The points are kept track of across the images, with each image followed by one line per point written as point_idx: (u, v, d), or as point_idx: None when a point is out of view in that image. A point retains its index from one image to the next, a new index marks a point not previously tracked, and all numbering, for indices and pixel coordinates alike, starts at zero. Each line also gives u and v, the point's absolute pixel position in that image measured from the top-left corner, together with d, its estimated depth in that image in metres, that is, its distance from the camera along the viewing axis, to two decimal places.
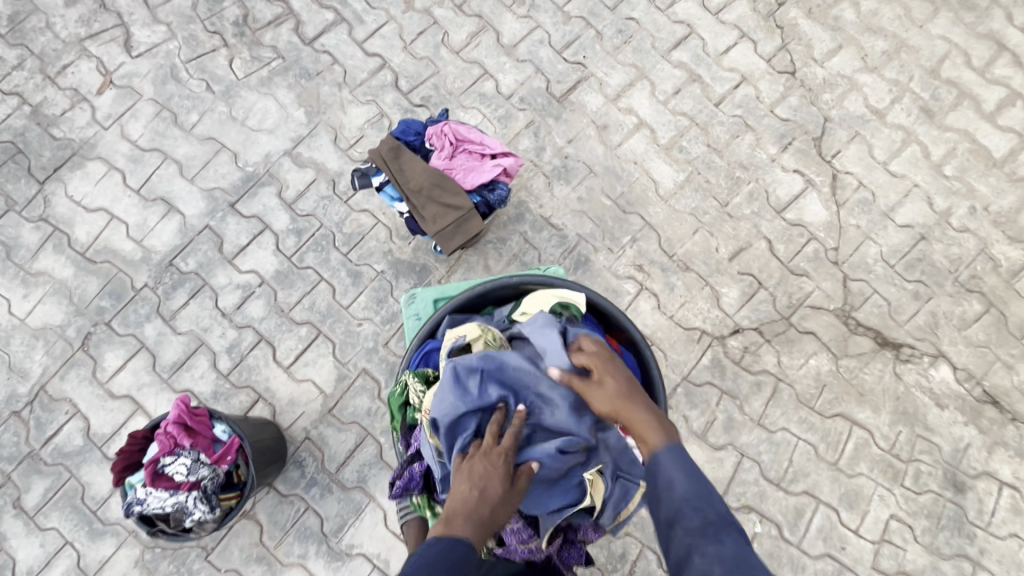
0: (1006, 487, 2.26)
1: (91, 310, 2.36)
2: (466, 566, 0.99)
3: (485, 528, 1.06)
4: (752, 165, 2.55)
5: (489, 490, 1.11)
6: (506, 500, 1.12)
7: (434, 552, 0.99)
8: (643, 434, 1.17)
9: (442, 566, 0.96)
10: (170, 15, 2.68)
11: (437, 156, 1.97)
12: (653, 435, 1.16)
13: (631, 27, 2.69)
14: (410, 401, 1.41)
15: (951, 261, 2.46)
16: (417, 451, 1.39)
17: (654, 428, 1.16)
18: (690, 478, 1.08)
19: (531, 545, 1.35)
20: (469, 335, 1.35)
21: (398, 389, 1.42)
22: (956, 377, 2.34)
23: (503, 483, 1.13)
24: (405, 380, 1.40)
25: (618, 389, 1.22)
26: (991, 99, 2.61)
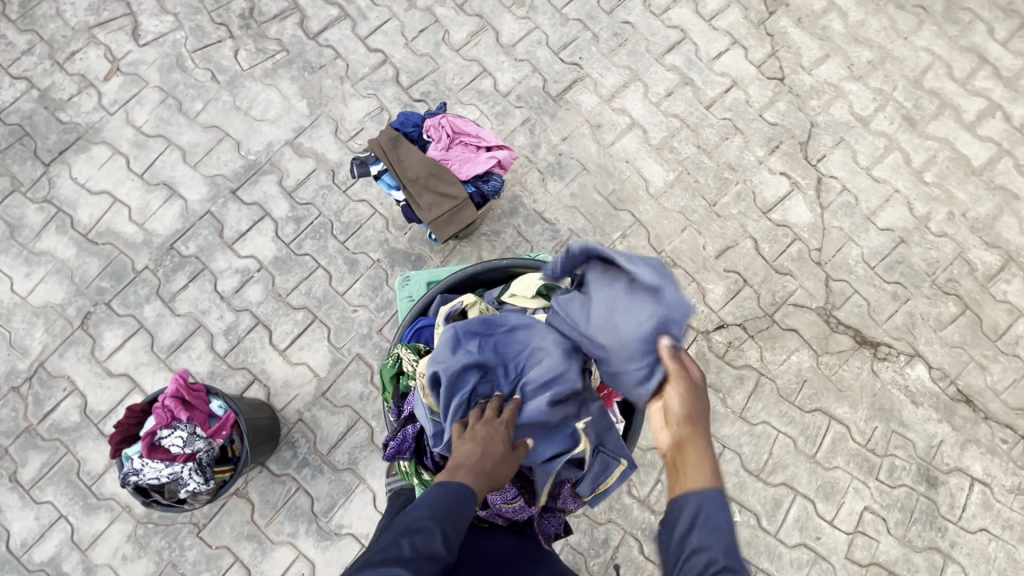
0: (977, 483, 2.34)
1: (92, 290, 2.41)
2: (467, 512, 1.08)
3: (487, 481, 1.13)
4: (740, 166, 2.63)
5: (491, 447, 1.17)
6: (507, 458, 1.18)
7: (434, 497, 1.08)
8: (697, 464, 1.13)
9: (442, 507, 1.06)
10: (178, 6, 2.75)
11: (435, 147, 2.04)
12: (707, 473, 1.12)
13: (626, 31, 2.77)
14: (403, 370, 1.47)
15: (929, 264, 2.54)
16: (409, 415, 1.44)
17: (711, 467, 1.13)
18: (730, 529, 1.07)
19: (515, 505, 1.39)
20: (465, 302, 1.46)
21: (392, 359, 1.48)
22: (932, 375, 2.42)
23: (504, 444, 1.19)
24: (398, 352, 1.46)
25: (700, 407, 1.20)
26: (972, 110, 2.71)
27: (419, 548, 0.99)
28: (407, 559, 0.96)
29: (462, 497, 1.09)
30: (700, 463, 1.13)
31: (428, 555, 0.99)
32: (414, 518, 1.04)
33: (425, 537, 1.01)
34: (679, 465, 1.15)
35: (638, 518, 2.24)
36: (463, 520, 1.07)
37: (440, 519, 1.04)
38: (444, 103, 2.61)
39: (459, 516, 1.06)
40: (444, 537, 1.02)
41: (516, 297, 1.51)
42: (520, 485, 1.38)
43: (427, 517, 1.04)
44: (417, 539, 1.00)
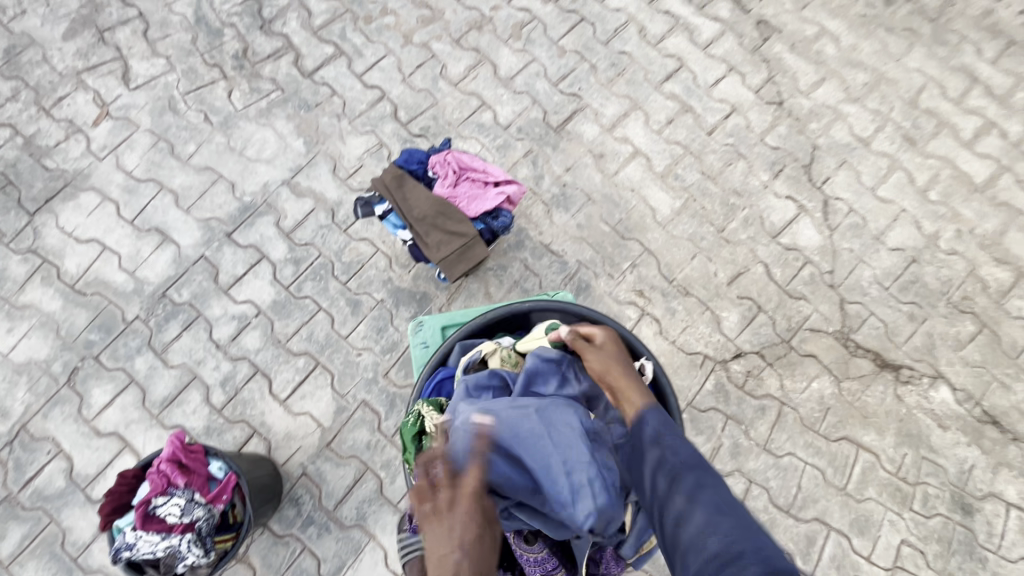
0: (1013, 509, 2.25)
1: (79, 344, 2.28)
2: None
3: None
4: (745, 191, 2.60)
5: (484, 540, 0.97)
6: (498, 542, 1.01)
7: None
8: (626, 400, 1.26)
9: None
10: (169, 48, 2.71)
11: (441, 184, 1.97)
12: (642, 398, 1.25)
13: (623, 61, 2.77)
14: (425, 430, 1.34)
15: (942, 283, 2.51)
16: None
17: (642, 395, 1.26)
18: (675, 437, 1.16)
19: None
20: (485, 350, 1.42)
21: (411, 417, 1.36)
22: (956, 397, 2.36)
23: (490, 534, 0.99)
24: (419, 410, 1.35)
25: (615, 355, 1.34)
26: (968, 128, 2.73)
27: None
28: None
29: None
30: (633, 395, 1.26)
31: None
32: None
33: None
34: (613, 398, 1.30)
35: None
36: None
37: None
38: (446, 137, 2.58)
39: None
40: None
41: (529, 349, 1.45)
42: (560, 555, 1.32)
43: None
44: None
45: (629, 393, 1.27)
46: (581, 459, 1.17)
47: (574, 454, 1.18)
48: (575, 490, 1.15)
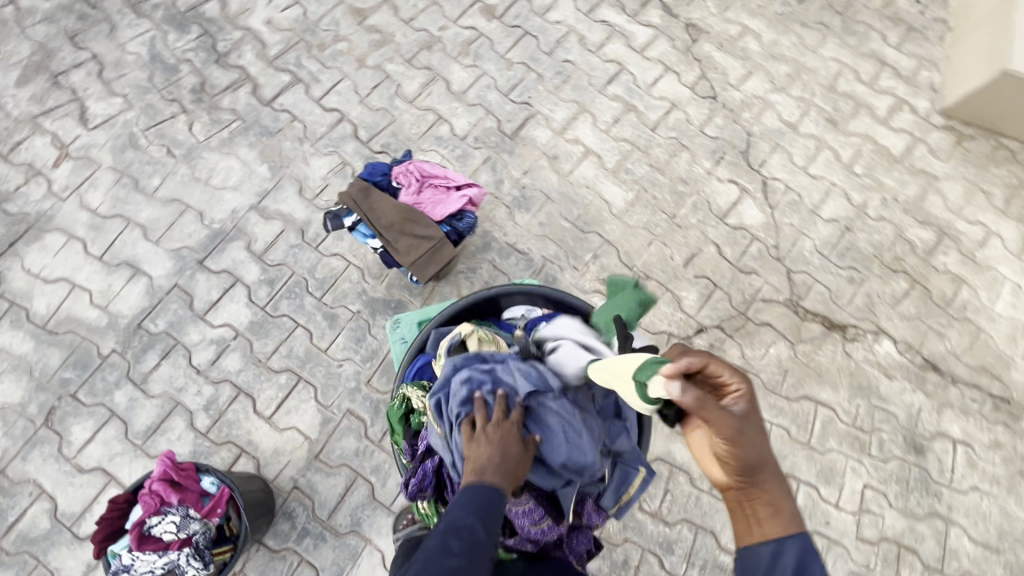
0: (959, 444, 2.45)
1: (54, 383, 2.27)
2: (496, 512, 1.11)
3: (516, 482, 1.18)
4: (691, 179, 2.80)
5: (511, 446, 1.19)
6: (525, 456, 1.21)
7: (483, 497, 1.12)
8: (769, 513, 1.16)
9: (486, 509, 1.11)
10: (126, 87, 2.76)
11: (405, 193, 2.09)
12: (787, 513, 1.16)
13: (567, 69, 2.96)
14: (412, 409, 1.45)
15: (875, 247, 2.75)
16: (426, 450, 1.41)
17: (786, 511, 1.16)
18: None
19: (543, 526, 1.36)
20: (463, 331, 1.45)
21: (398, 401, 1.47)
22: (898, 348, 2.58)
23: (528, 451, 1.22)
24: (404, 392, 1.44)
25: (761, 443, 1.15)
26: (883, 107, 3.01)
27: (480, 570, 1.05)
28: (457, 551, 1.05)
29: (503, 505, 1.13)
30: (774, 506, 1.16)
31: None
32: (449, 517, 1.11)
33: (467, 534, 1.08)
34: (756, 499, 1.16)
35: (653, 533, 2.26)
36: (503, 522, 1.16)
37: (481, 517, 1.10)
38: (407, 150, 2.69)
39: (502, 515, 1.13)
40: (487, 529, 1.10)
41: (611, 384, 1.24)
42: (546, 505, 1.36)
43: (468, 516, 1.10)
44: (462, 535, 1.07)
45: (775, 504, 1.16)
46: (567, 408, 1.29)
47: (561, 404, 1.29)
48: (571, 438, 1.26)
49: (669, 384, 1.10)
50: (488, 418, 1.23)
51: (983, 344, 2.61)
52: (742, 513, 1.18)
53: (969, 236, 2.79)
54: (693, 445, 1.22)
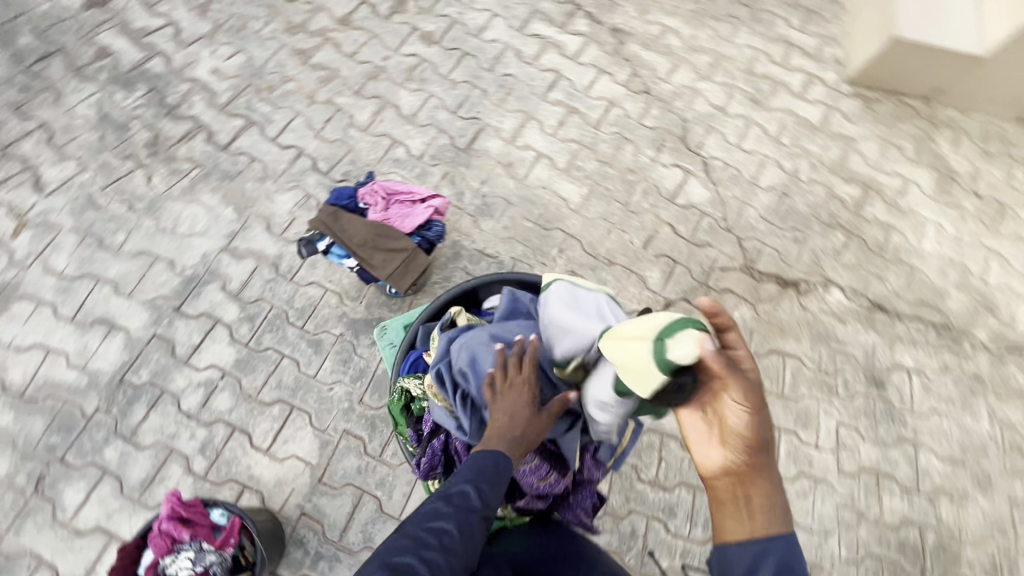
0: (914, 373, 2.68)
1: (40, 450, 2.23)
2: (499, 477, 1.24)
3: (524, 448, 1.29)
4: (638, 168, 3.01)
5: (519, 415, 1.28)
6: (536, 421, 1.29)
7: (484, 463, 1.25)
8: (760, 498, 1.15)
9: (485, 476, 1.24)
10: (78, 149, 2.77)
11: (373, 212, 2.19)
12: (779, 507, 1.14)
13: (509, 82, 3.15)
14: (412, 398, 1.54)
15: (811, 207, 3.00)
16: (432, 432, 1.49)
17: (779, 505, 1.14)
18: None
19: (550, 480, 1.44)
20: (453, 312, 1.57)
21: (397, 393, 1.55)
22: (846, 295, 2.81)
23: (545, 418, 1.30)
24: (403, 384, 1.53)
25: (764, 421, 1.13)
26: (797, 82, 3.31)
27: (466, 533, 1.16)
28: (447, 514, 1.18)
29: (500, 474, 1.24)
30: (770, 504, 1.14)
31: (453, 558, 1.12)
32: (448, 483, 1.24)
33: (459, 497, 1.21)
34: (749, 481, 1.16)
35: (655, 500, 2.37)
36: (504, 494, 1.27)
37: (475, 482, 1.23)
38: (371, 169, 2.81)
39: (502, 480, 1.24)
40: (479, 493, 1.22)
41: (622, 355, 1.15)
42: (550, 461, 1.44)
43: (462, 483, 1.23)
44: (456, 499, 1.21)
45: (770, 496, 1.15)
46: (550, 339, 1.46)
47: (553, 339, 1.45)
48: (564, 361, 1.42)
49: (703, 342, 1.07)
50: (506, 383, 1.32)
51: (919, 280, 2.88)
52: (730, 496, 1.17)
53: (890, 186, 3.08)
54: (691, 420, 1.20)
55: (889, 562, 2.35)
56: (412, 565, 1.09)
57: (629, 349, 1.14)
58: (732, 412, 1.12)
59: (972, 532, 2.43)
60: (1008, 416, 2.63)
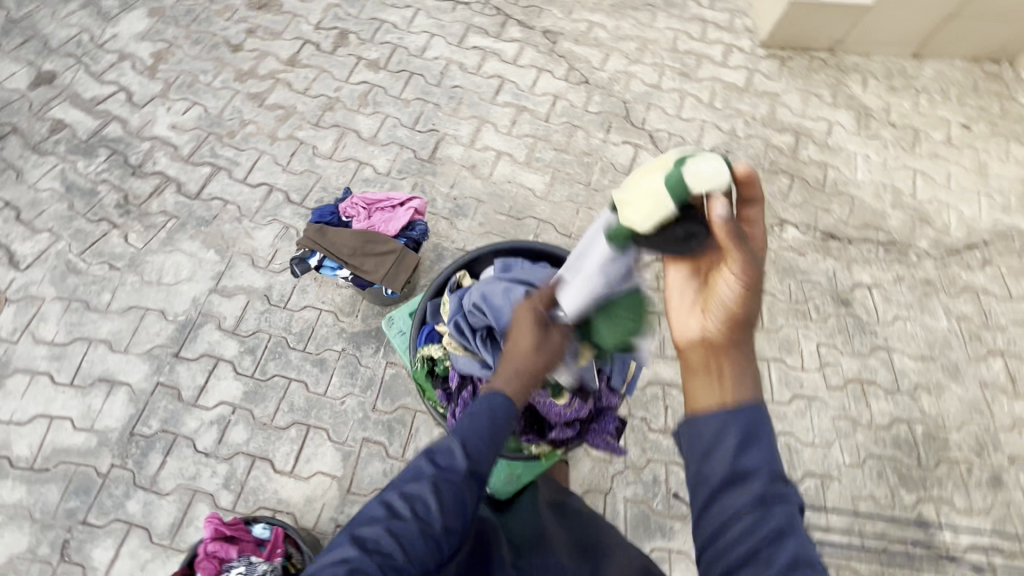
0: (873, 288, 2.93)
1: (60, 516, 2.21)
2: (506, 413, 1.26)
3: (530, 376, 1.31)
4: (592, 150, 3.22)
5: (530, 349, 1.32)
6: (544, 354, 1.33)
7: (476, 409, 1.26)
8: (733, 369, 1.09)
9: (489, 415, 1.25)
10: (49, 221, 2.79)
11: (357, 222, 2.31)
12: (753, 382, 1.09)
13: (458, 93, 3.35)
14: (435, 364, 1.66)
15: (753, 159, 3.27)
16: (460, 387, 1.62)
17: (753, 380, 1.09)
18: (768, 448, 1.05)
19: (574, 407, 1.55)
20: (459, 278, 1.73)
21: (420, 362, 1.67)
22: (800, 231, 3.06)
23: (552, 338, 1.35)
24: (425, 353, 1.65)
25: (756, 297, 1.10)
26: (718, 53, 3.63)
27: (438, 492, 1.16)
28: (423, 473, 1.19)
29: (488, 425, 1.24)
30: (742, 375, 1.09)
31: (428, 521, 1.14)
32: (436, 440, 1.25)
33: (441, 455, 1.21)
34: (728, 352, 1.10)
35: (669, 447, 2.50)
36: (502, 444, 1.26)
37: (461, 436, 1.23)
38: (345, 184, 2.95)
39: (496, 420, 1.24)
40: (462, 448, 1.21)
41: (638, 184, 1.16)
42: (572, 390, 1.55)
43: (449, 437, 1.24)
44: (438, 457, 1.21)
45: (743, 367, 1.09)
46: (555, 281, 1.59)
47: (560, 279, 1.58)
48: None
49: (714, 204, 1.07)
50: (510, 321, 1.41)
51: (859, 206, 3.17)
52: (704, 366, 1.11)
53: (817, 130, 3.39)
54: (680, 292, 1.20)
55: (888, 458, 2.54)
56: (379, 534, 1.10)
57: (643, 180, 1.16)
58: (724, 284, 1.10)
59: (954, 418, 2.65)
60: (961, 310, 2.91)
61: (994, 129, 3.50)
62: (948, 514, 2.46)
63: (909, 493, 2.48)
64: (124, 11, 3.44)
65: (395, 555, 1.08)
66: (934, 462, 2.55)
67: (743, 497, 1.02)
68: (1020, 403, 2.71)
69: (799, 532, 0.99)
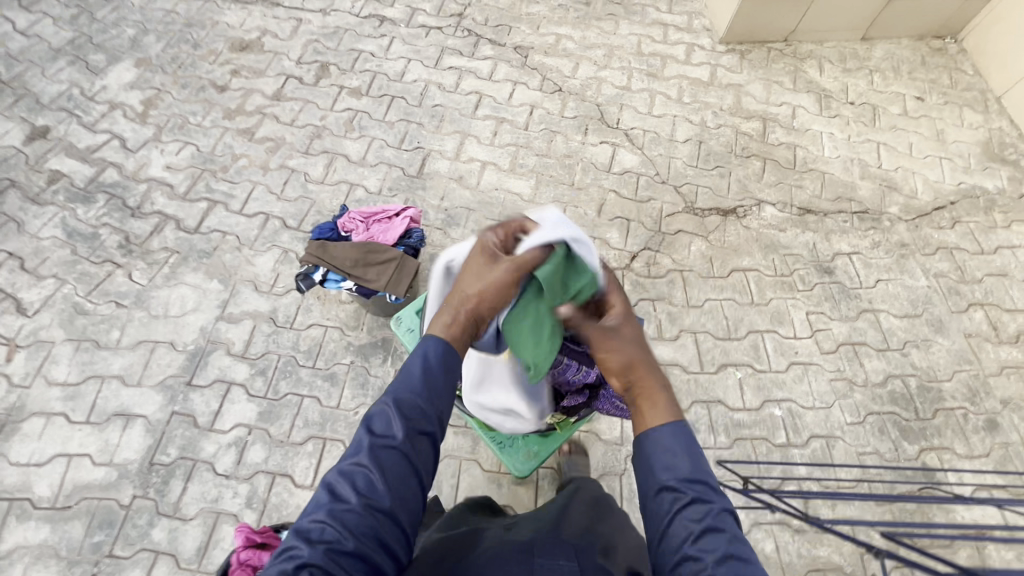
0: (853, 255, 3.07)
1: (86, 552, 2.22)
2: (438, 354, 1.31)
3: (471, 308, 1.35)
4: (572, 152, 3.37)
5: (472, 291, 1.37)
6: (484, 297, 1.36)
7: (408, 365, 1.30)
8: (648, 405, 1.28)
9: (429, 357, 1.31)
10: (53, 267, 2.86)
11: (356, 235, 2.42)
12: (667, 411, 1.27)
13: (440, 111, 3.50)
14: None
15: (726, 146, 3.44)
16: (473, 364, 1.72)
17: (665, 410, 1.27)
18: (693, 462, 1.21)
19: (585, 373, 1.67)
20: None
21: None
22: (778, 209, 3.21)
23: (497, 270, 1.38)
24: None
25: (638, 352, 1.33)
26: (681, 53, 3.83)
27: (380, 462, 1.18)
28: (362, 448, 1.19)
29: (421, 382, 1.28)
30: (657, 407, 1.28)
31: (374, 496, 1.14)
32: (371, 409, 1.26)
33: (375, 427, 1.22)
34: (643, 396, 1.30)
35: None
36: (440, 397, 1.29)
37: (395, 398, 1.26)
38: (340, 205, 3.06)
39: (428, 368, 1.29)
40: (397, 407, 1.24)
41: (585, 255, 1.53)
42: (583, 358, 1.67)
43: (382, 401, 1.26)
44: (374, 425, 1.22)
45: (654, 400, 1.29)
46: None
47: None
48: None
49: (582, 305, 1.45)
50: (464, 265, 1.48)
51: (831, 181, 3.33)
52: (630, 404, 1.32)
53: (782, 114, 3.58)
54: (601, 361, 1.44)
55: (888, 414, 2.64)
56: (324, 522, 1.10)
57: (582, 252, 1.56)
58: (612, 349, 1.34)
59: (945, 369, 2.76)
60: (938, 268, 3.05)
61: (946, 99, 3.71)
62: (951, 460, 2.54)
63: (911, 445, 2.57)
64: (111, 64, 3.57)
65: (342, 541, 1.07)
66: (931, 413, 2.65)
67: (673, 504, 1.18)
68: (1005, 348, 2.83)
69: (724, 528, 1.14)
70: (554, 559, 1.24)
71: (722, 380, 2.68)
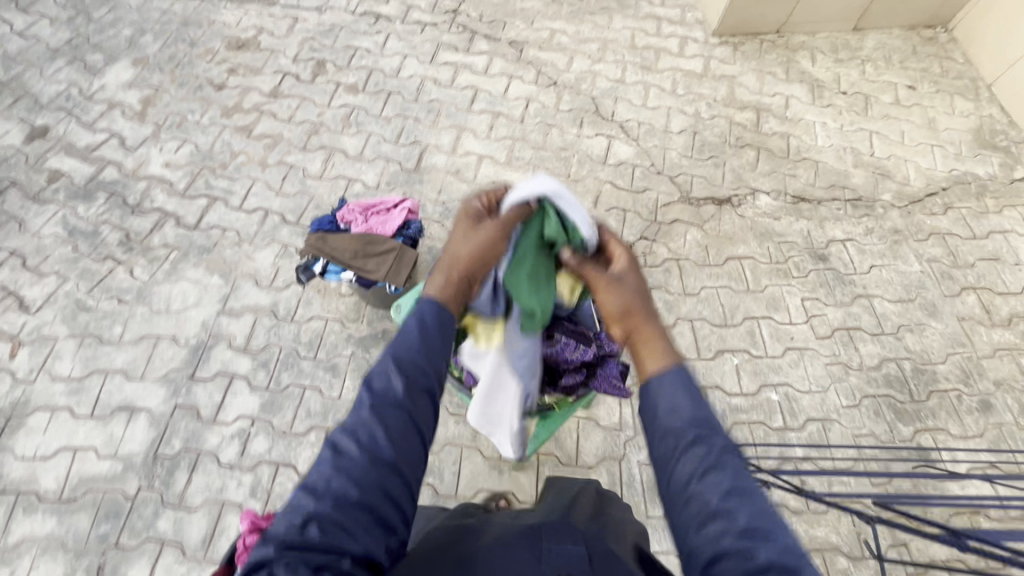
0: (847, 242, 3.11)
1: (92, 542, 2.25)
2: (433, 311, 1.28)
3: (462, 266, 1.33)
4: (568, 145, 3.40)
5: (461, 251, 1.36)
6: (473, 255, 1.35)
7: (406, 323, 1.27)
8: (646, 349, 1.22)
9: (423, 316, 1.27)
10: (55, 264, 2.89)
11: (355, 227, 2.45)
12: (666, 353, 1.21)
13: (436, 106, 3.53)
14: None
15: (720, 136, 3.47)
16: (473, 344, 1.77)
17: (664, 353, 1.21)
18: (695, 401, 1.14)
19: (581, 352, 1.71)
20: None
21: None
22: (772, 197, 3.25)
23: (482, 232, 1.39)
24: None
25: (636, 295, 1.29)
26: (675, 46, 3.87)
27: (383, 419, 1.13)
28: (363, 405, 1.15)
29: (419, 339, 1.24)
30: (655, 351, 1.21)
31: (377, 451, 1.10)
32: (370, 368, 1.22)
33: (376, 383, 1.18)
34: (641, 341, 1.24)
35: None
36: (439, 356, 1.26)
37: (393, 355, 1.22)
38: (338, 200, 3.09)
39: (426, 327, 1.26)
40: (396, 365, 1.20)
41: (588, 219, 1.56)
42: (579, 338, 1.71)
43: (381, 359, 1.22)
44: (373, 383, 1.18)
45: (653, 343, 1.23)
46: None
47: None
48: None
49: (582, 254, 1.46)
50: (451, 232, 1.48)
51: (824, 169, 3.37)
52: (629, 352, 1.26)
53: (776, 105, 3.61)
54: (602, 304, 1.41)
55: (883, 397, 2.67)
56: (328, 476, 1.06)
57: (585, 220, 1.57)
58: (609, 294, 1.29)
59: (938, 352, 2.80)
60: (931, 253, 3.08)
61: (938, 87, 3.75)
62: (946, 441, 2.58)
63: (906, 426, 2.61)
64: (109, 64, 3.60)
65: (349, 492, 1.04)
66: (925, 395, 2.68)
67: (675, 448, 1.10)
68: (998, 331, 2.87)
69: (732, 468, 1.07)
70: (561, 543, 1.18)
71: (719, 366, 2.71)
